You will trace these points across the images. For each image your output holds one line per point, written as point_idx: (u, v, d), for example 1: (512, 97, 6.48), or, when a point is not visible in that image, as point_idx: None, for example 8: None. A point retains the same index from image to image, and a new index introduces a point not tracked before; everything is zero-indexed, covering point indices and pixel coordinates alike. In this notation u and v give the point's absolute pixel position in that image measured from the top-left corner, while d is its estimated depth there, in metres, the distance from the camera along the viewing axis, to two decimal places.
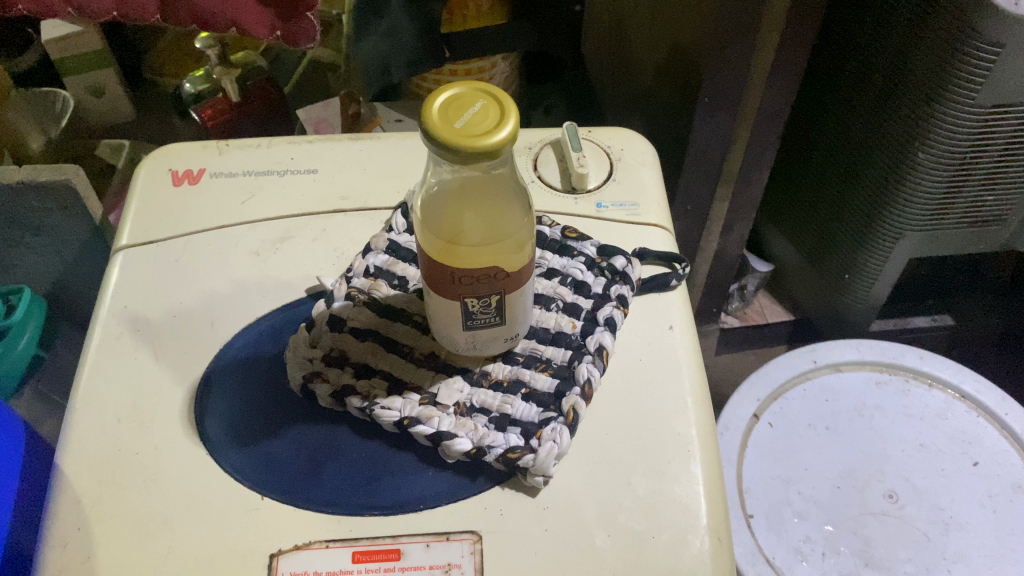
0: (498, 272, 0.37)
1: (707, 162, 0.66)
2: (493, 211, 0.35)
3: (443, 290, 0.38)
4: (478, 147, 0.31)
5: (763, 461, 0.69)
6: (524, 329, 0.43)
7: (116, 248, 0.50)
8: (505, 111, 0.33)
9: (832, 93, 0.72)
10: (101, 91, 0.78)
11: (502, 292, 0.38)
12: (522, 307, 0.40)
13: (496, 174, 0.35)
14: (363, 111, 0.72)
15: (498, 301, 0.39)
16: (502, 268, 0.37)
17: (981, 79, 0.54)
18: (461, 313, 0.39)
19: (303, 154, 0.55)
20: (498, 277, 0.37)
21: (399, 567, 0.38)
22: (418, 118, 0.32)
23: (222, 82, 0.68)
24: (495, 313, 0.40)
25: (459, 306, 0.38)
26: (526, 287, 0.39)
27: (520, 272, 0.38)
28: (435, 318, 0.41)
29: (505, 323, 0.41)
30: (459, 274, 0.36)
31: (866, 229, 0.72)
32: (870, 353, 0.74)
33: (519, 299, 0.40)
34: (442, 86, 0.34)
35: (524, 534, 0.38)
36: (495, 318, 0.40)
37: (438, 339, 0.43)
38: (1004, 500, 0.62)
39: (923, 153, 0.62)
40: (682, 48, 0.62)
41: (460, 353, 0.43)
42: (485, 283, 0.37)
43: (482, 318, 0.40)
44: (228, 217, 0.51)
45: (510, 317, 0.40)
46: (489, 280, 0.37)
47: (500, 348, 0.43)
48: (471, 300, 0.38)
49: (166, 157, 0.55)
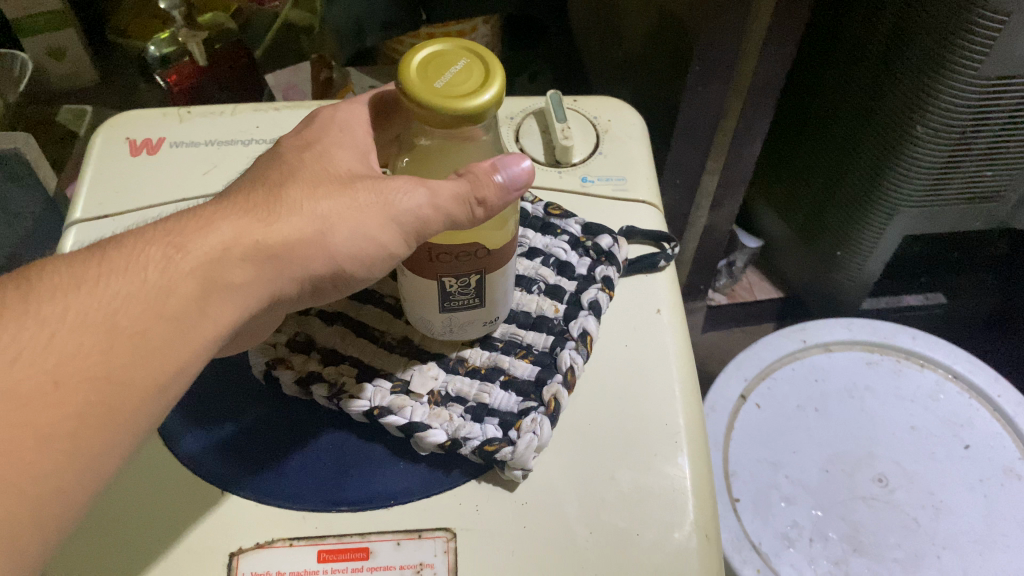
0: (479, 251, 0.34)
1: (698, 132, 0.63)
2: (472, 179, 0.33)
3: (417, 266, 0.35)
4: (461, 107, 0.28)
5: (750, 443, 0.67)
6: (504, 312, 0.40)
7: (69, 221, 0.48)
8: (488, 72, 0.30)
9: (830, 62, 0.69)
10: (62, 54, 0.74)
11: (484, 271, 0.35)
12: (503, 287, 0.38)
13: (469, 134, 0.32)
14: (335, 77, 0.68)
15: (478, 281, 0.36)
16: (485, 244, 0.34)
17: (985, 49, 0.52)
18: (438, 293, 0.36)
19: (269, 123, 0.53)
20: (479, 254, 0.34)
21: (367, 567, 0.35)
22: (394, 79, 0.29)
23: (189, 44, 0.67)
24: (475, 295, 0.37)
25: (436, 287, 0.35)
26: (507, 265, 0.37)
27: (500, 252, 0.35)
28: (410, 300, 0.38)
29: (485, 306, 0.38)
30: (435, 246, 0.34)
31: (861, 204, 0.69)
32: (861, 333, 0.72)
33: (499, 280, 0.37)
34: (420, 43, 0.31)
35: (500, 532, 0.36)
36: (473, 300, 0.37)
37: (413, 322, 0.40)
38: (996, 484, 0.61)
39: (921, 125, 0.59)
40: (673, 13, 0.59)
41: (438, 337, 0.40)
42: (465, 262, 0.34)
43: (461, 301, 0.37)
44: (188, 188, 0.49)
45: (490, 300, 0.37)
46: (471, 256, 0.34)
47: (480, 330, 0.40)
48: (449, 279, 0.35)
49: (123, 124, 0.52)
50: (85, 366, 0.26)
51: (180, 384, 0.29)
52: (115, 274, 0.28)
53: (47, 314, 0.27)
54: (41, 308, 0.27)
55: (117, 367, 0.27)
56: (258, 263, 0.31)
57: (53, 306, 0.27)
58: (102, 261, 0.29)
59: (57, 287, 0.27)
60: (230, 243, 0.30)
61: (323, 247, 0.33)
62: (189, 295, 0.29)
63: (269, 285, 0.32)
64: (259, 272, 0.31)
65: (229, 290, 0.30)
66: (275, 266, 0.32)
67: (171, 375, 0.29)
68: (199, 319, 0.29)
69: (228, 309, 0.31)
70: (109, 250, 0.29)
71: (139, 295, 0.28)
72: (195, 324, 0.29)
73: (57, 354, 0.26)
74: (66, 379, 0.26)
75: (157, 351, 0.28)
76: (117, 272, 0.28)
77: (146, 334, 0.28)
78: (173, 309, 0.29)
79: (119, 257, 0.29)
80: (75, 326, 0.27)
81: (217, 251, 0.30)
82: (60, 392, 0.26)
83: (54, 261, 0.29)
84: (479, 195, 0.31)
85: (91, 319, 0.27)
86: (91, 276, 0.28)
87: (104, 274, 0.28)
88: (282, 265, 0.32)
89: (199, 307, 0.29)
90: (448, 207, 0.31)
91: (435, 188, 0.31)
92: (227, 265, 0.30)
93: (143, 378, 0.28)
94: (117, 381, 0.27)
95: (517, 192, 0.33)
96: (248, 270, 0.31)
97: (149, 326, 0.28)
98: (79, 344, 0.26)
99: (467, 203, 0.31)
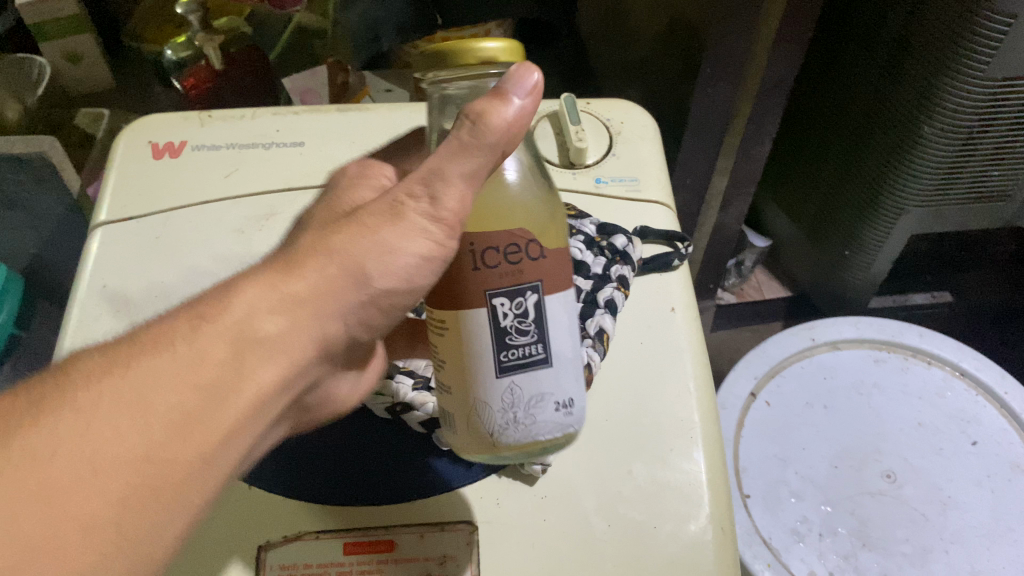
0: (532, 244, 0.30)
1: (708, 133, 0.64)
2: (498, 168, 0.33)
3: (462, 290, 0.30)
4: (462, 46, 0.30)
5: (760, 439, 0.68)
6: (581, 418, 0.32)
7: (94, 223, 0.50)
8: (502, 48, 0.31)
9: (836, 61, 0.70)
10: (78, 58, 0.75)
11: (541, 285, 0.30)
12: (571, 346, 0.31)
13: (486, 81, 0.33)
14: (351, 81, 0.69)
15: (532, 305, 0.30)
16: (535, 239, 0.30)
17: (990, 50, 0.52)
18: (491, 338, 0.30)
19: (289, 126, 0.55)
20: (530, 251, 0.30)
21: (391, 558, 0.36)
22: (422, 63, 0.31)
23: (205, 48, 0.66)
24: (537, 339, 0.30)
25: (487, 313, 0.29)
26: (568, 303, 0.32)
27: (556, 263, 0.31)
28: (464, 388, 0.30)
29: (553, 365, 0.30)
30: (481, 246, 0.30)
31: (869, 204, 0.70)
32: (868, 331, 0.73)
33: (559, 317, 0.31)
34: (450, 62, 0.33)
35: (520, 525, 0.37)
36: (535, 351, 0.30)
37: (463, 431, 0.31)
38: (1002, 479, 0.62)
39: (928, 126, 0.60)
40: (684, 16, 0.60)
41: (499, 438, 0.30)
42: (517, 264, 0.30)
43: (521, 350, 0.30)
44: (211, 191, 0.51)
45: (558, 350, 0.30)
46: (524, 253, 0.30)
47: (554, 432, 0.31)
48: (500, 300, 0.30)
49: (145, 128, 0.54)
50: (119, 452, 0.22)
51: (230, 451, 0.25)
52: (148, 351, 0.24)
53: (71, 401, 0.22)
54: (66, 395, 0.23)
55: (158, 443, 0.23)
56: (293, 311, 0.27)
57: (82, 394, 0.23)
58: (131, 342, 0.25)
59: (84, 374, 0.23)
60: (259, 295, 0.26)
61: (362, 288, 0.29)
62: (230, 360, 0.25)
63: (312, 337, 0.27)
64: (299, 322, 0.27)
65: (268, 346, 0.26)
66: (316, 312, 0.27)
67: (220, 444, 0.24)
68: (238, 381, 0.25)
69: (276, 366, 0.26)
70: (131, 337, 0.25)
71: (169, 366, 0.24)
72: (239, 388, 0.25)
73: (88, 445, 0.22)
74: (105, 465, 0.22)
75: (201, 422, 0.24)
76: (145, 351, 0.24)
77: (189, 405, 0.24)
78: (217, 374, 0.24)
79: (143, 338, 0.25)
80: (107, 407, 0.23)
81: (250, 305, 0.26)
82: (99, 479, 0.22)
83: (75, 359, 0.25)
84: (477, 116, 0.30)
85: (121, 401, 0.23)
86: (121, 358, 0.24)
87: (136, 352, 0.24)
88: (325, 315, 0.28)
89: (237, 371, 0.25)
90: (450, 159, 0.30)
91: (427, 159, 0.30)
92: (268, 320, 0.26)
93: (189, 453, 0.23)
94: (158, 464, 0.23)
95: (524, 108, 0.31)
96: (291, 322, 0.27)
97: (190, 396, 0.24)
98: (115, 427, 0.22)
99: (460, 135, 0.30)
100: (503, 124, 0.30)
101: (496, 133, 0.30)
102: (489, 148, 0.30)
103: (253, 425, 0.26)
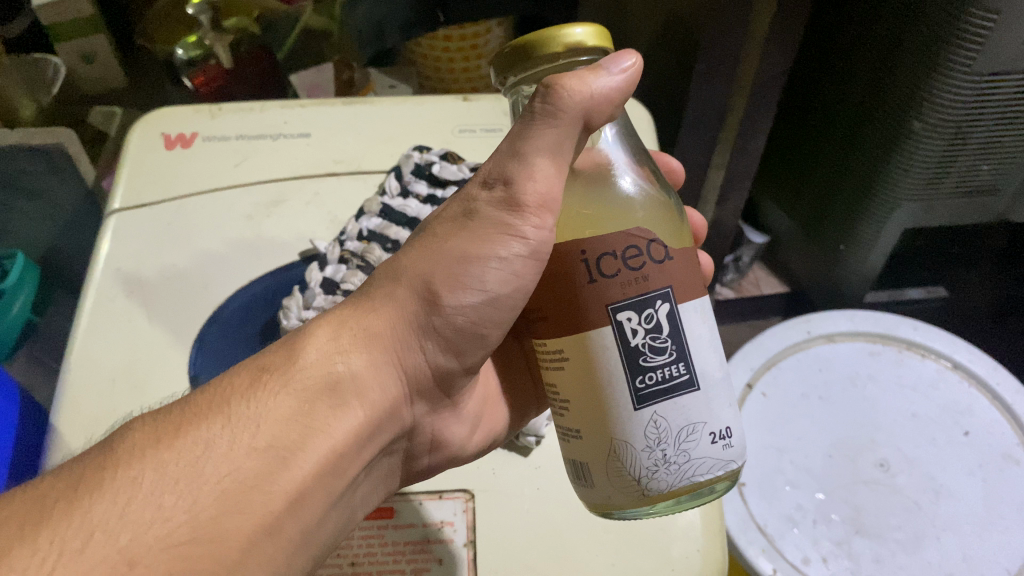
0: (655, 246, 0.32)
1: (704, 127, 0.66)
2: (606, 168, 0.36)
3: (583, 304, 0.31)
4: (543, 35, 0.31)
5: (757, 429, 0.69)
6: (738, 445, 0.33)
7: (109, 211, 0.53)
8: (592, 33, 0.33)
9: (831, 58, 0.72)
10: (92, 58, 0.77)
11: (672, 292, 0.32)
12: (715, 365, 0.33)
13: (572, 68, 0.35)
14: (356, 77, 0.76)
15: (663, 315, 0.31)
16: (655, 241, 0.32)
17: (977, 46, 0.53)
18: (630, 362, 0.31)
19: (296, 118, 0.58)
20: (653, 252, 0.32)
21: (392, 523, 0.40)
22: (506, 69, 0.33)
23: (216, 48, 0.68)
24: (677, 358, 0.32)
25: (615, 330, 0.31)
26: (706, 315, 0.33)
27: (681, 263, 0.32)
28: (606, 423, 0.32)
29: (700, 389, 0.32)
30: (597, 255, 0.31)
31: (864, 200, 0.71)
32: (863, 324, 0.75)
33: (695, 332, 0.32)
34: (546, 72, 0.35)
35: (515, 493, 0.42)
36: (679, 372, 0.32)
37: (603, 478, 0.33)
38: (994, 468, 0.62)
39: (919, 122, 0.61)
40: (682, 14, 0.61)
41: (661, 480, 0.32)
42: (639, 268, 0.31)
43: (661, 372, 0.31)
44: (221, 180, 0.55)
45: (702, 369, 0.32)
46: (645, 256, 0.31)
47: (713, 466, 0.32)
48: (626, 314, 0.31)
49: (159, 121, 0.57)
50: (210, 488, 0.28)
51: (290, 521, 0.30)
52: (192, 428, 0.29)
53: (126, 480, 0.27)
54: (118, 475, 0.27)
55: (239, 477, 0.28)
56: (348, 380, 0.34)
57: (130, 472, 0.27)
58: (178, 417, 0.30)
59: (134, 449, 0.28)
60: (326, 362, 0.33)
61: (416, 302, 0.37)
62: (276, 436, 0.30)
63: (369, 401, 0.34)
64: (352, 387, 0.34)
65: (330, 406, 0.32)
66: (366, 381, 0.35)
67: (278, 514, 0.29)
68: (310, 435, 0.31)
69: (321, 443, 0.31)
70: (219, 386, 0.32)
71: (258, 416, 0.30)
72: (308, 441, 0.31)
73: (186, 476, 0.27)
74: (162, 542, 0.26)
75: (250, 491, 0.29)
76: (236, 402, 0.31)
77: (238, 475, 0.28)
78: (263, 446, 0.30)
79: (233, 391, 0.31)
80: (159, 481, 0.27)
81: (324, 369, 0.33)
82: (189, 505, 0.27)
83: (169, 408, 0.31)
84: (552, 81, 0.33)
85: (214, 443, 0.29)
86: (206, 407, 0.30)
87: (230, 399, 0.31)
88: (345, 397, 0.33)
89: (304, 425, 0.31)
90: (531, 130, 0.34)
91: (520, 122, 0.35)
92: (313, 397, 0.32)
93: (243, 522, 0.28)
94: (239, 499, 0.28)
95: (614, 84, 0.33)
96: (331, 403, 0.32)
97: (240, 466, 0.29)
98: (173, 500, 0.27)
99: (542, 106, 0.33)
100: (580, 96, 0.33)
101: (569, 101, 0.32)
102: (565, 118, 0.33)
103: (309, 499, 0.31)
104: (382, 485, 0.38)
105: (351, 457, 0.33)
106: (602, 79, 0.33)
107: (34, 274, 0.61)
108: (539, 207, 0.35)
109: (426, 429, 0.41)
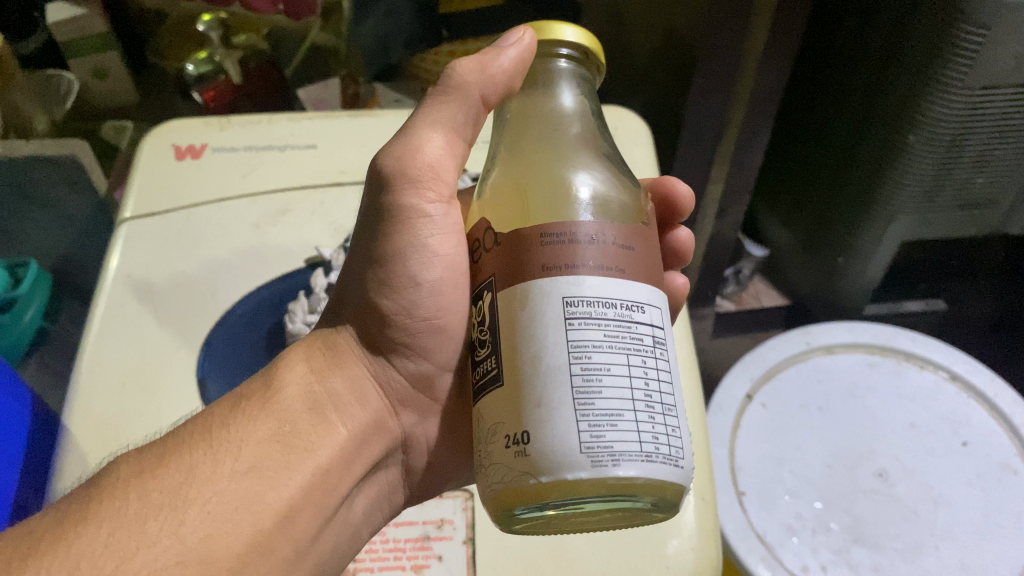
0: (488, 233, 0.32)
1: (703, 139, 0.67)
2: (555, 156, 0.34)
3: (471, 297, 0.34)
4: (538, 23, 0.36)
5: (756, 440, 0.68)
6: (539, 461, 0.28)
7: (120, 220, 0.54)
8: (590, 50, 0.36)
9: (827, 72, 0.73)
10: (104, 74, 0.79)
11: (493, 281, 0.31)
12: (533, 361, 0.28)
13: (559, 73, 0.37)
14: (361, 91, 0.75)
15: (490, 304, 0.31)
16: (493, 230, 0.32)
17: (969, 60, 0.55)
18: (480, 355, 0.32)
19: (303, 130, 0.60)
20: (487, 241, 0.32)
21: (393, 522, 0.42)
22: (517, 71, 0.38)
23: (225, 64, 0.71)
24: (492, 350, 0.30)
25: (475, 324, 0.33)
26: (531, 300, 0.29)
27: (505, 246, 0.30)
28: None
29: (501, 385, 0.29)
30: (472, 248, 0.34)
31: (861, 212, 0.72)
32: (862, 336, 0.75)
33: (507, 319, 0.29)
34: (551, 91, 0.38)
35: None
36: (495, 367, 0.30)
37: None
38: (992, 478, 0.62)
39: (913, 135, 0.62)
40: (680, 31, 0.63)
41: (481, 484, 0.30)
42: (482, 258, 0.32)
43: (487, 365, 0.31)
44: (229, 190, 0.56)
45: (505, 365, 0.29)
46: (484, 245, 0.32)
47: (509, 476, 0.29)
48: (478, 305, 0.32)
49: (168, 133, 0.59)
50: (195, 514, 0.29)
51: (284, 533, 0.31)
52: (176, 456, 0.31)
53: (111, 509, 0.28)
54: (105, 504, 0.29)
55: (223, 501, 0.30)
56: (324, 402, 0.35)
57: (114, 503, 0.29)
58: (163, 450, 0.31)
59: (119, 479, 0.30)
60: (311, 389, 0.35)
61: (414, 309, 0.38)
62: (259, 458, 0.32)
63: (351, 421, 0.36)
64: (328, 416, 0.35)
65: (312, 425, 0.34)
66: (340, 405, 0.36)
67: (268, 526, 0.31)
68: (296, 458, 0.33)
69: (309, 461, 0.33)
70: (210, 412, 0.33)
71: (245, 439, 0.32)
72: (292, 463, 0.32)
73: (174, 504, 0.29)
74: (152, 563, 0.27)
75: (238, 511, 0.30)
76: (221, 431, 0.32)
77: (223, 497, 0.30)
78: (245, 468, 0.31)
79: (221, 417, 0.33)
80: (143, 509, 0.29)
81: (310, 391, 0.35)
82: (181, 529, 0.29)
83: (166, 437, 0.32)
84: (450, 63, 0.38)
85: (198, 473, 0.30)
86: (194, 439, 0.32)
87: (219, 425, 0.32)
88: (326, 414, 0.35)
89: (283, 451, 0.32)
90: (429, 106, 0.38)
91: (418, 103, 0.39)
92: (298, 417, 0.34)
93: (231, 542, 0.29)
94: (226, 523, 0.30)
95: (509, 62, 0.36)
96: (314, 420, 0.34)
97: (224, 488, 0.30)
98: (157, 526, 0.28)
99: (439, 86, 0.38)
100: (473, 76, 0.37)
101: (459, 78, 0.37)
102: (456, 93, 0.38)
103: (302, 508, 0.32)
104: (381, 502, 0.40)
105: (341, 467, 0.35)
106: (496, 58, 0.36)
107: (46, 282, 0.62)
108: (436, 173, 0.38)
109: (420, 440, 0.42)
